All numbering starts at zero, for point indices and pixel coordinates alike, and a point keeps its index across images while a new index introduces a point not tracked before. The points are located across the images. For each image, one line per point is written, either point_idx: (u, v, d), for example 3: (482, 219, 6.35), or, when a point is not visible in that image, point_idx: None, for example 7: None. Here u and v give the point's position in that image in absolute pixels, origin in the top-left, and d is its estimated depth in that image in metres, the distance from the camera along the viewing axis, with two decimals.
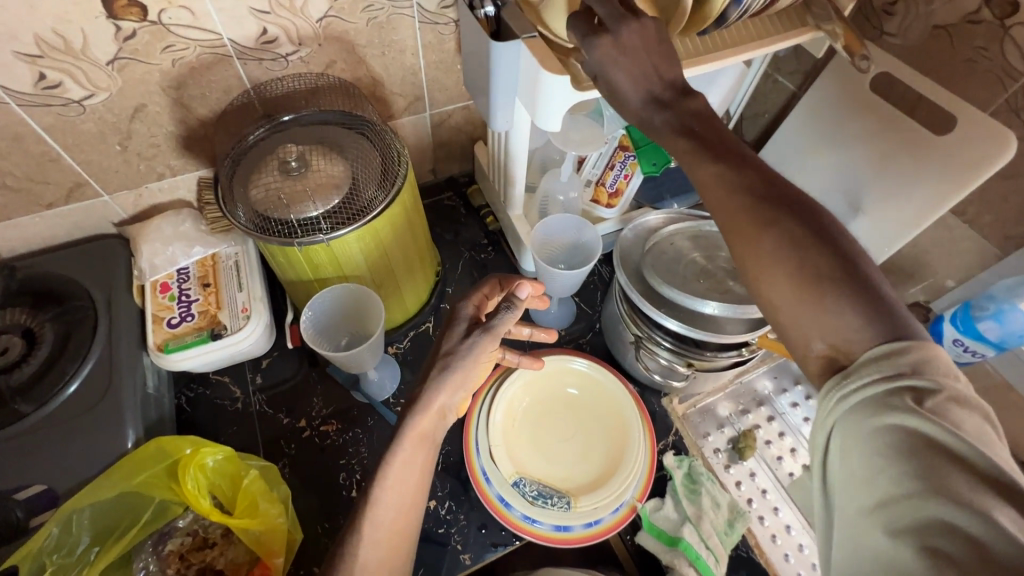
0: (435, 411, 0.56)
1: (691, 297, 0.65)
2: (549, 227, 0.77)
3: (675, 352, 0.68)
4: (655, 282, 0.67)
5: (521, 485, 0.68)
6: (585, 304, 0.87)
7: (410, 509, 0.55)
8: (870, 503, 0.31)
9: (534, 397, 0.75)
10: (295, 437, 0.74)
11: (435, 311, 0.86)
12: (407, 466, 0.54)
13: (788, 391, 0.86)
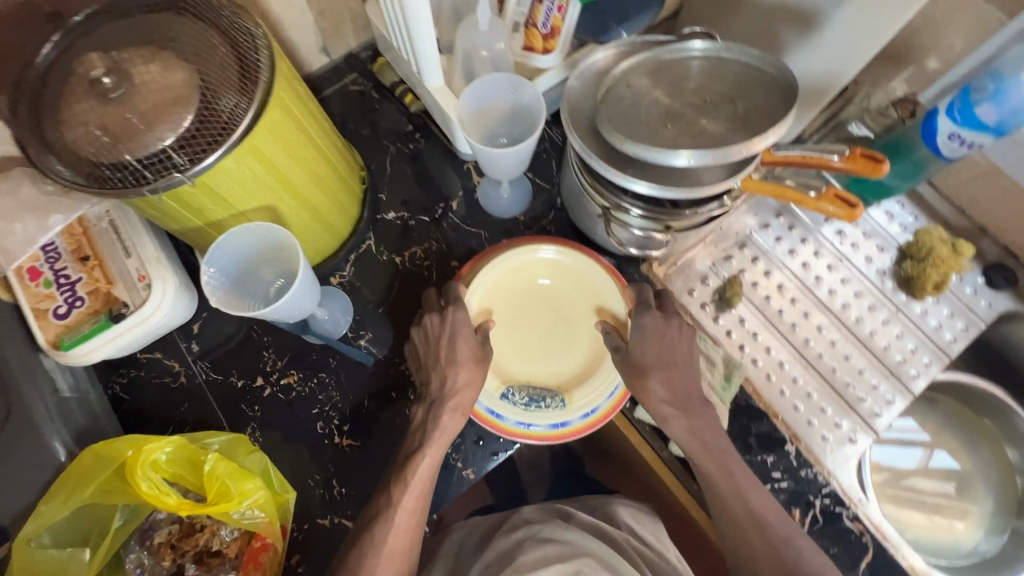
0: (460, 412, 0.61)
1: (658, 150, 0.52)
2: (477, 93, 0.61)
3: (648, 217, 0.59)
4: (613, 139, 0.55)
5: (510, 395, 0.64)
6: (541, 179, 0.76)
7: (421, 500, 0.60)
8: None
9: (506, 300, 0.68)
10: (256, 398, 0.67)
11: (373, 224, 0.74)
12: (433, 462, 0.59)
13: (770, 226, 0.81)
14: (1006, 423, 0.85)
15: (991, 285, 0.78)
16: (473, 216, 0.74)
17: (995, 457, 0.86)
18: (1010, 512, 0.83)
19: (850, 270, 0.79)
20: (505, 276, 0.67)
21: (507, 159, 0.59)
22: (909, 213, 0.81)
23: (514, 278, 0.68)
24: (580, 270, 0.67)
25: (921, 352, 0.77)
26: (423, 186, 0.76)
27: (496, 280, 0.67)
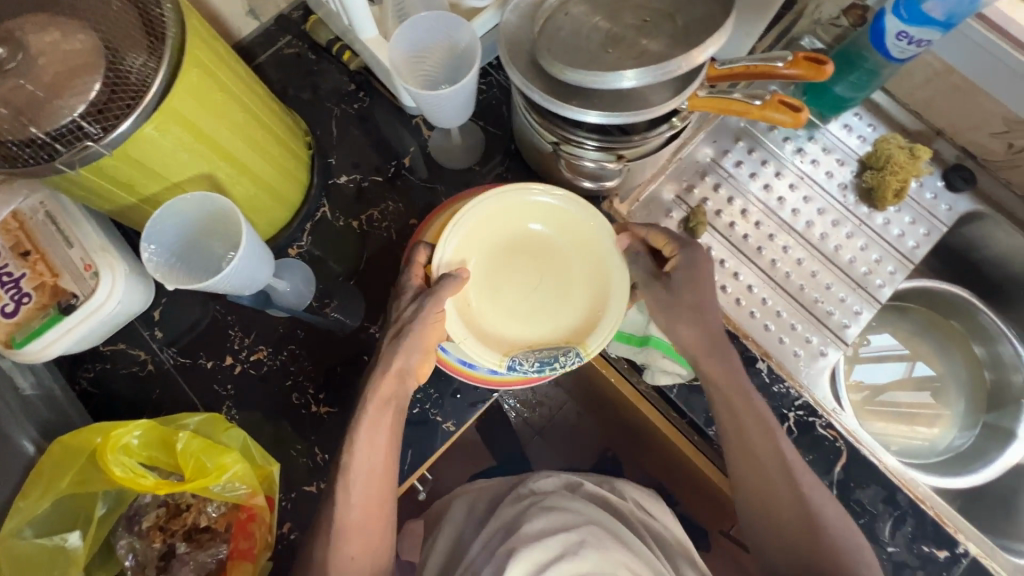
0: (394, 373, 0.59)
1: (603, 74, 0.51)
2: (410, 37, 0.59)
3: (603, 146, 0.58)
4: (556, 69, 0.53)
5: (518, 364, 0.61)
6: (493, 127, 0.74)
7: (385, 472, 0.58)
8: None
9: (482, 263, 0.65)
10: (228, 377, 0.66)
11: (325, 191, 0.72)
12: (371, 433, 0.57)
13: (729, 152, 0.80)
14: (973, 323, 0.89)
15: (951, 187, 0.78)
16: (427, 171, 0.73)
17: (964, 357, 0.90)
18: (982, 406, 0.87)
19: (812, 187, 0.79)
20: (473, 238, 0.64)
21: (449, 103, 0.57)
22: (867, 124, 0.80)
23: (485, 239, 0.65)
24: (552, 207, 0.65)
25: (886, 261, 0.78)
26: (373, 146, 0.74)
27: (466, 246, 0.64)
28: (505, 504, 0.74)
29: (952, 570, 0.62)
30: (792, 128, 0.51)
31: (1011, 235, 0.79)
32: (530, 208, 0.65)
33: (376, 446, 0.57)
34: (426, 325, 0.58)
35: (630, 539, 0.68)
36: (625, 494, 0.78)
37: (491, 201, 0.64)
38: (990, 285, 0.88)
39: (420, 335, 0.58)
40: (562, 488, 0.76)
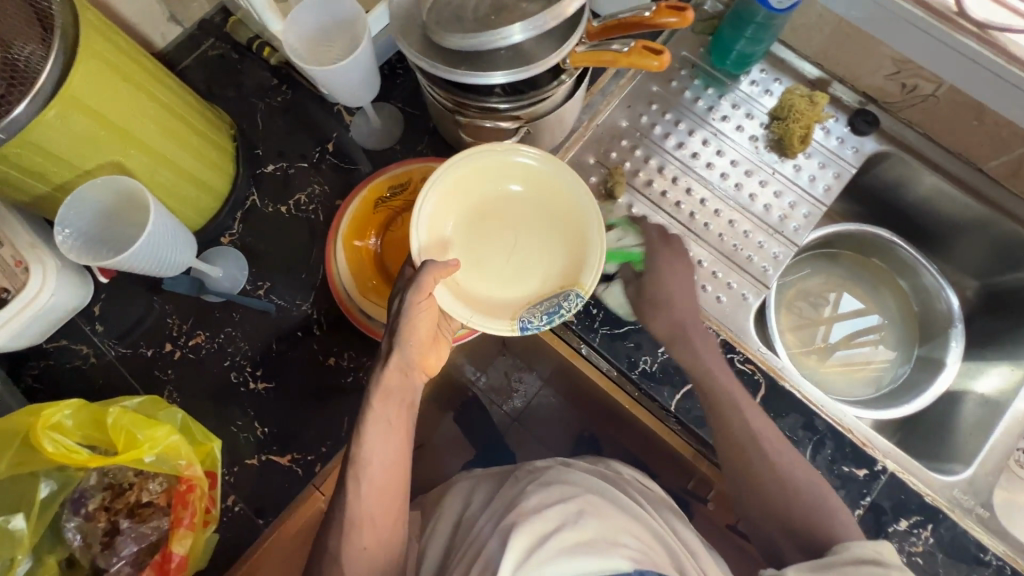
0: (398, 369, 0.60)
1: (494, 34, 0.53)
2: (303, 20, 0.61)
3: (508, 104, 0.61)
4: (448, 37, 0.55)
5: (528, 321, 0.62)
6: (411, 107, 0.77)
7: (397, 465, 0.60)
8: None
9: (463, 240, 0.67)
10: (168, 362, 0.69)
11: (254, 180, 0.75)
12: (377, 430, 0.59)
13: (644, 115, 0.84)
14: (891, 257, 0.93)
15: (856, 130, 0.82)
16: (350, 154, 0.76)
17: (893, 295, 0.93)
18: (913, 339, 0.91)
19: (724, 141, 0.83)
20: (444, 209, 0.66)
21: (348, 80, 0.61)
22: (773, 78, 0.84)
23: (457, 209, 0.67)
24: (517, 165, 0.67)
25: (800, 205, 0.81)
26: (298, 135, 0.77)
27: (441, 218, 0.65)
28: (502, 488, 0.74)
29: (872, 487, 0.65)
30: (666, 66, 0.52)
31: (919, 171, 0.83)
32: (497, 169, 0.67)
33: (384, 442, 0.59)
34: (416, 325, 0.60)
35: (624, 502, 0.68)
36: (620, 471, 0.78)
37: (456, 183, 0.66)
38: (910, 224, 0.91)
39: (410, 332, 0.60)
40: (556, 465, 0.76)
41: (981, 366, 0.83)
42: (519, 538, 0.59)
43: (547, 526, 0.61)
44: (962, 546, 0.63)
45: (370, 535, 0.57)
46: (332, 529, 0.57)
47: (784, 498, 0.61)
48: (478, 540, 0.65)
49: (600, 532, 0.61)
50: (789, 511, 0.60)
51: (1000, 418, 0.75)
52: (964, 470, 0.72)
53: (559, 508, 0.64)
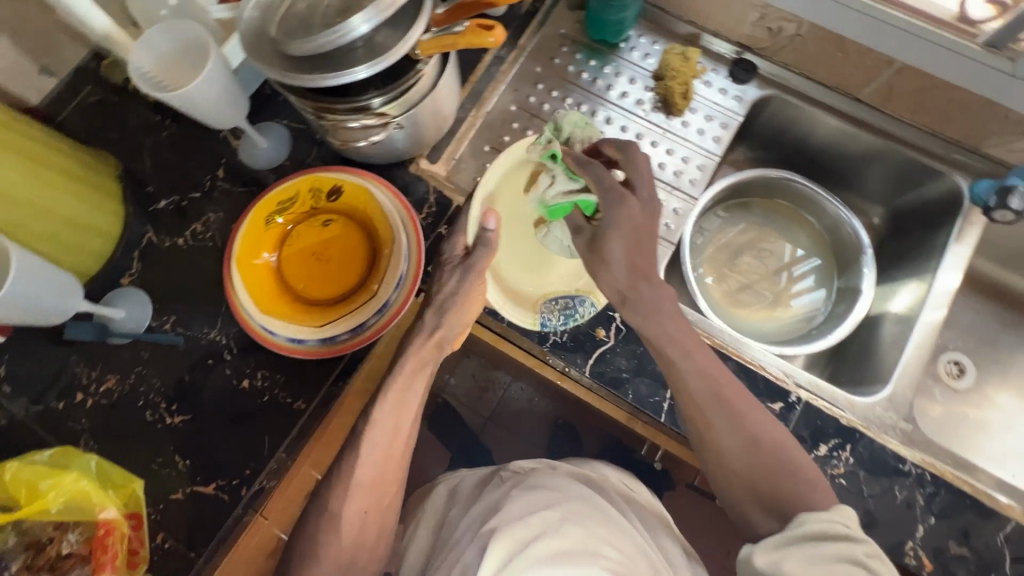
0: (434, 343, 0.66)
1: (340, 28, 0.56)
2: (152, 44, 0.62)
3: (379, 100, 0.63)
4: (298, 44, 0.57)
5: (547, 318, 0.69)
6: (296, 122, 0.78)
7: (391, 452, 0.65)
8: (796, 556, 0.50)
9: (509, 235, 0.73)
10: (81, 411, 0.68)
11: (148, 218, 0.75)
12: (398, 405, 0.64)
13: (532, 96, 0.85)
14: (793, 194, 0.94)
15: (737, 80, 0.85)
16: (242, 177, 0.76)
17: (806, 231, 0.96)
18: (832, 270, 0.94)
19: (612, 110, 0.85)
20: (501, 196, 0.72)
21: (208, 98, 0.61)
22: (650, 42, 0.87)
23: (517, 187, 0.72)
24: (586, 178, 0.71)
25: (693, 160, 0.84)
26: (187, 166, 0.77)
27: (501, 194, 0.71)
28: (485, 490, 0.78)
29: (789, 418, 0.67)
30: (502, 41, 0.54)
31: (803, 109, 0.85)
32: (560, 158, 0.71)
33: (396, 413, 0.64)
34: (471, 296, 0.66)
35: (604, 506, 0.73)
36: (606, 473, 0.82)
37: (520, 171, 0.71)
38: (809, 162, 0.94)
39: (459, 311, 0.66)
40: (542, 468, 0.80)
41: (893, 287, 0.86)
42: (498, 545, 0.63)
43: (527, 532, 0.65)
44: (881, 460, 0.65)
45: (366, 499, 0.63)
46: (337, 490, 0.62)
47: (752, 455, 0.58)
48: (457, 550, 0.69)
49: (583, 539, 0.65)
50: (752, 475, 0.58)
51: (911, 332, 0.77)
52: (881, 387, 0.74)
53: (539, 517, 0.68)
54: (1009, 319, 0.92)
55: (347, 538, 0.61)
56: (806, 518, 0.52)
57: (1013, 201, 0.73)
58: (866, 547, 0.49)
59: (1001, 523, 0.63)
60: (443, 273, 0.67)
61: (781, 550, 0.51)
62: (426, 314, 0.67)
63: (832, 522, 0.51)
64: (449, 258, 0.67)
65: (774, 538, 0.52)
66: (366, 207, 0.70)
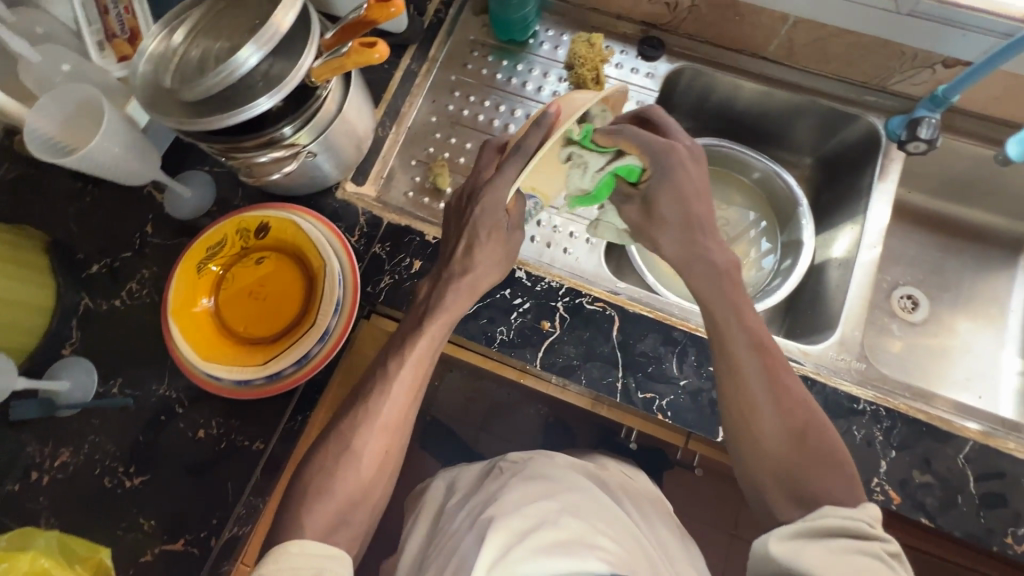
0: (466, 291, 0.65)
1: (225, 66, 0.55)
2: (45, 110, 0.64)
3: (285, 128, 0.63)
4: (191, 91, 0.57)
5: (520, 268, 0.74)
6: (218, 166, 0.78)
7: (407, 406, 0.63)
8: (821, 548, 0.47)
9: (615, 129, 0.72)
10: (38, 490, 0.67)
11: (82, 285, 0.74)
12: (417, 359, 0.63)
13: (451, 104, 0.86)
14: (722, 158, 0.95)
15: (646, 57, 0.87)
16: (171, 228, 0.76)
17: (744, 193, 0.97)
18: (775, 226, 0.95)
19: (530, 106, 0.86)
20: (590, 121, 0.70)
21: (111, 154, 0.65)
22: (556, 35, 0.89)
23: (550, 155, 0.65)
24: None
25: None
26: (114, 226, 0.76)
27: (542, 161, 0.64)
28: (484, 482, 0.72)
29: None
30: (387, 56, 0.55)
31: (715, 76, 0.87)
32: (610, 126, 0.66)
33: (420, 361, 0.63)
34: (495, 249, 0.66)
35: (602, 498, 0.67)
36: (611, 467, 0.77)
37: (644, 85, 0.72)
38: (734, 126, 0.96)
39: (490, 253, 0.65)
40: (540, 456, 0.75)
41: (832, 234, 0.87)
42: (495, 537, 0.57)
43: (525, 523, 0.59)
44: (834, 403, 0.66)
45: (388, 438, 0.62)
46: (360, 426, 0.61)
47: (801, 445, 0.56)
48: (455, 540, 0.62)
49: (580, 530, 0.59)
50: (792, 459, 0.56)
51: (852, 275, 0.79)
52: (830, 334, 0.76)
53: (537, 507, 0.62)
54: (951, 247, 0.94)
55: (362, 477, 0.60)
56: (830, 512, 0.50)
57: (923, 132, 0.76)
58: (887, 546, 0.47)
59: (959, 445, 0.64)
60: (478, 235, 0.64)
61: (799, 542, 0.48)
62: (453, 255, 0.66)
63: (854, 518, 0.49)
64: (493, 222, 0.64)
65: (792, 528, 0.50)
66: (294, 237, 0.69)
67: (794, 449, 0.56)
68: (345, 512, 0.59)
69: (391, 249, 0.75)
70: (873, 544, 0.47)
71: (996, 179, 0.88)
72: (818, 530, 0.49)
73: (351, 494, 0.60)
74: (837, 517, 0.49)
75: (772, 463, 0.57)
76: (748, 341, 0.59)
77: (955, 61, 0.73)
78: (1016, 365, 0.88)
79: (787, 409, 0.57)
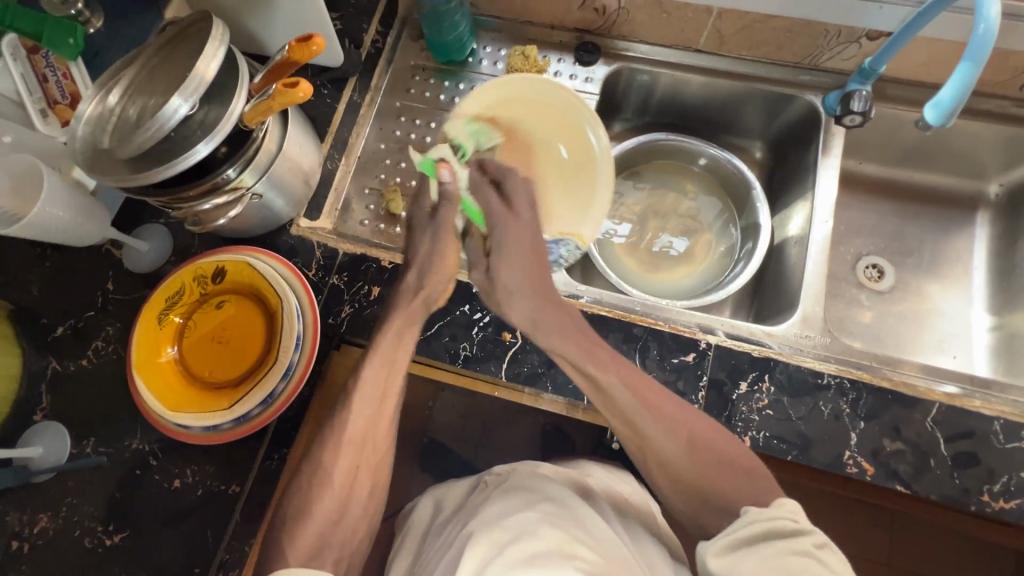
0: (421, 299, 0.68)
1: (158, 117, 0.56)
2: None
3: (229, 170, 0.64)
4: (129, 145, 0.58)
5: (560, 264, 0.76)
6: (172, 216, 0.79)
7: (378, 418, 0.66)
8: (760, 552, 0.47)
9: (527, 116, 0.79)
10: (18, 559, 0.67)
11: (48, 348, 0.74)
12: (381, 371, 0.66)
13: (398, 129, 0.88)
14: (673, 152, 0.97)
15: (583, 63, 0.88)
16: (132, 283, 0.77)
17: (700, 183, 0.98)
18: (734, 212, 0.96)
19: None
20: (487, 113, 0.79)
21: (56, 218, 0.66)
22: (495, 51, 0.91)
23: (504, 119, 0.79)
24: (579, 127, 0.78)
25: None
26: (75, 286, 0.77)
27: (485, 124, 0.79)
28: (469, 500, 0.72)
29: (704, 366, 0.68)
30: (311, 93, 0.56)
31: (653, 73, 0.89)
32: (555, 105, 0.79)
33: (387, 370, 0.66)
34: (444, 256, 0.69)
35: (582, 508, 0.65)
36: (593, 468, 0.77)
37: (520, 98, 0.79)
38: (680, 119, 0.97)
39: (439, 264, 0.69)
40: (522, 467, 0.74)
41: (787, 213, 0.88)
42: (474, 553, 0.56)
43: (506, 534, 0.58)
44: (800, 381, 0.66)
45: (359, 453, 0.64)
46: (332, 443, 0.63)
47: (693, 460, 0.58)
48: (435, 559, 0.62)
49: (558, 540, 0.57)
50: (697, 475, 0.58)
51: (808, 251, 0.80)
52: (792, 312, 0.76)
53: (516, 518, 0.61)
54: (908, 212, 0.95)
55: (337, 494, 0.62)
56: (759, 516, 0.50)
57: (855, 105, 0.77)
58: (813, 538, 0.47)
59: (926, 409, 0.64)
60: (416, 233, 0.71)
61: (738, 551, 0.48)
62: (409, 272, 0.69)
63: (780, 518, 0.49)
64: (417, 221, 0.71)
65: (729, 538, 0.49)
66: (251, 277, 0.70)
67: (691, 467, 0.58)
68: (328, 532, 0.61)
69: (349, 279, 0.76)
70: (800, 539, 0.47)
71: (941, 140, 0.89)
72: (752, 534, 0.49)
73: (330, 514, 0.61)
74: (768, 520, 0.49)
75: (675, 476, 0.60)
76: (614, 370, 0.62)
77: (878, 33, 0.75)
78: (985, 321, 0.88)
79: (674, 433, 0.59)
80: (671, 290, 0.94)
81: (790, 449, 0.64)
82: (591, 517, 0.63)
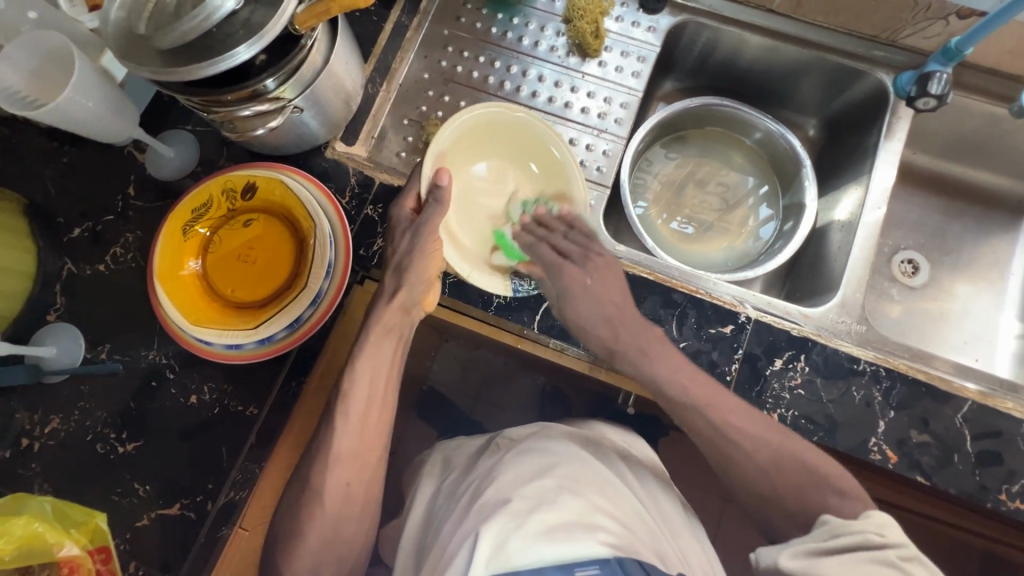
0: (396, 307, 0.66)
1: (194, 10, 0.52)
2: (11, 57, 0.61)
3: (265, 86, 0.59)
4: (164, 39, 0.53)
5: (518, 285, 0.69)
6: (198, 125, 0.74)
7: (374, 441, 0.65)
8: (865, 555, 0.47)
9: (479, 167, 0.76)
10: (29, 456, 0.66)
11: (64, 248, 0.71)
12: (374, 391, 0.64)
13: (445, 59, 0.83)
14: (725, 120, 0.93)
15: (648, 10, 0.84)
16: (153, 190, 0.73)
17: (743, 155, 0.95)
18: (777, 190, 0.93)
19: (526, 61, 0.83)
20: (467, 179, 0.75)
21: (85, 109, 0.62)
22: None
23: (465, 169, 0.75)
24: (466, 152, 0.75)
25: (615, 98, 0.83)
26: (96, 187, 0.73)
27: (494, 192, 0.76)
28: (482, 457, 0.72)
29: (741, 338, 0.67)
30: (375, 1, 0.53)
31: (718, 30, 0.84)
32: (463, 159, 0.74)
33: (371, 382, 0.64)
34: (425, 260, 0.66)
35: (600, 471, 0.66)
36: (606, 432, 0.77)
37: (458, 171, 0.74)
38: (736, 85, 0.92)
39: (419, 266, 0.65)
40: (536, 430, 0.74)
41: (836, 196, 0.85)
42: (500, 519, 0.56)
43: (526, 504, 0.58)
44: (835, 364, 0.66)
45: (350, 470, 0.63)
46: (329, 460, 0.62)
47: (775, 486, 0.58)
48: (451, 519, 0.62)
49: (580, 511, 0.57)
50: (778, 493, 0.57)
51: (855, 236, 0.77)
52: (830, 295, 0.74)
53: (534, 487, 0.60)
54: (954, 209, 0.93)
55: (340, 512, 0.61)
56: (840, 529, 0.50)
57: (933, 88, 0.73)
58: (899, 550, 0.47)
59: (958, 405, 0.64)
60: (394, 234, 0.67)
61: (814, 556, 0.49)
62: (386, 278, 0.67)
63: (863, 531, 0.49)
64: (397, 222, 0.67)
65: (804, 544, 0.51)
66: (283, 197, 0.67)
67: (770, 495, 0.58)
68: (331, 526, 0.61)
69: (383, 211, 0.73)
70: (883, 550, 0.47)
71: (1007, 137, 0.85)
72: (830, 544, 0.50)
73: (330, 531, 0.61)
74: (849, 533, 0.50)
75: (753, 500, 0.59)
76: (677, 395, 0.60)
77: (970, 11, 0.70)
78: (1014, 328, 0.87)
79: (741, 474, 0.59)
80: (701, 262, 0.91)
81: (816, 430, 0.64)
82: (616, 487, 0.64)
